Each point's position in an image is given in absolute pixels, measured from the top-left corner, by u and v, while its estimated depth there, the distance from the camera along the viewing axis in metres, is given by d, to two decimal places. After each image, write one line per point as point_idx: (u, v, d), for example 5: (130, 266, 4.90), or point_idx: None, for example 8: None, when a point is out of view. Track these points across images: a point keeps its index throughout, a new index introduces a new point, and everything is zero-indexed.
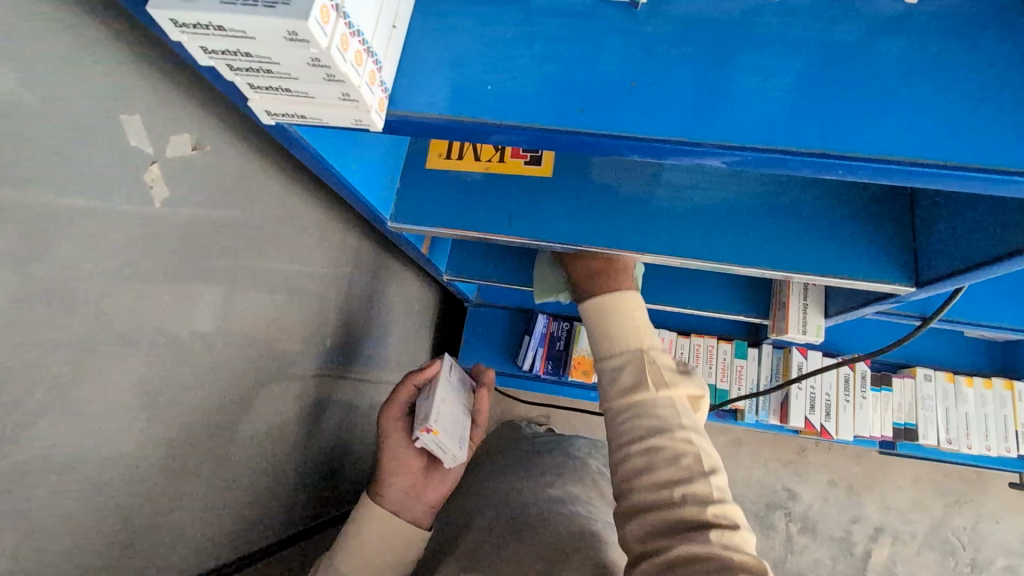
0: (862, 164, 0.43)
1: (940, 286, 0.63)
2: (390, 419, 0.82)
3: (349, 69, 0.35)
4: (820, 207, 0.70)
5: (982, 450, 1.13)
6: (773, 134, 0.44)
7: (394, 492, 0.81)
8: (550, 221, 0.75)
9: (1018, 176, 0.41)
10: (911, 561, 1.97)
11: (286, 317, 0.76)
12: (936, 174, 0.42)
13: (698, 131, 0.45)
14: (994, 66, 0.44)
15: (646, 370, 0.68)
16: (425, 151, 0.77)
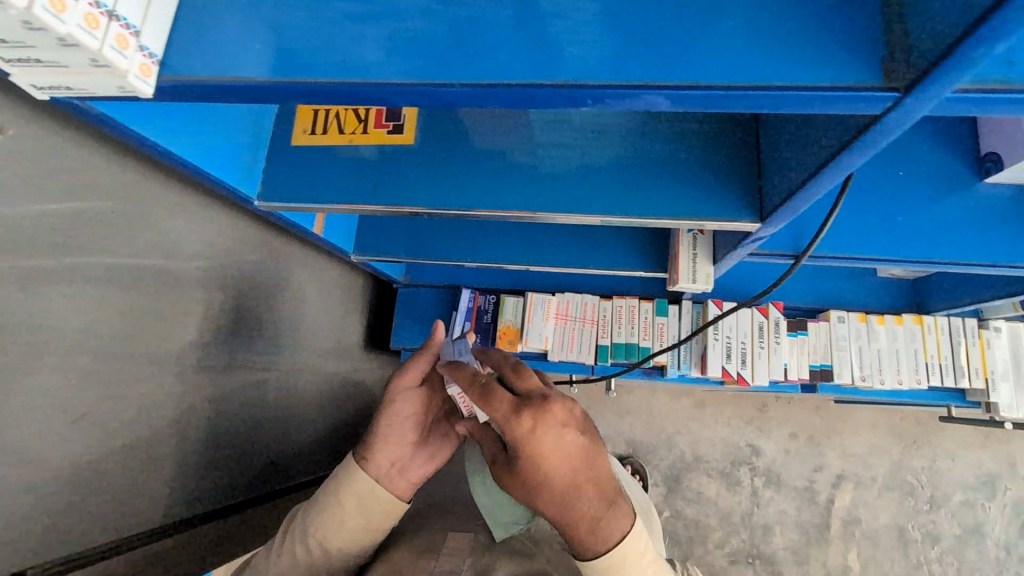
0: (675, 93, 0.42)
1: (778, 215, 0.63)
2: (404, 385, 0.84)
3: (79, 32, 0.40)
4: (662, 152, 0.75)
5: (895, 384, 1.16)
6: (583, 70, 0.43)
7: (384, 459, 0.81)
8: (415, 189, 0.79)
9: (831, 90, 0.40)
10: (872, 503, 2.18)
11: (144, 306, 0.76)
12: (747, 96, 0.41)
13: (452, 72, 0.44)
14: None
15: None
16: (290, 129, 0.81)
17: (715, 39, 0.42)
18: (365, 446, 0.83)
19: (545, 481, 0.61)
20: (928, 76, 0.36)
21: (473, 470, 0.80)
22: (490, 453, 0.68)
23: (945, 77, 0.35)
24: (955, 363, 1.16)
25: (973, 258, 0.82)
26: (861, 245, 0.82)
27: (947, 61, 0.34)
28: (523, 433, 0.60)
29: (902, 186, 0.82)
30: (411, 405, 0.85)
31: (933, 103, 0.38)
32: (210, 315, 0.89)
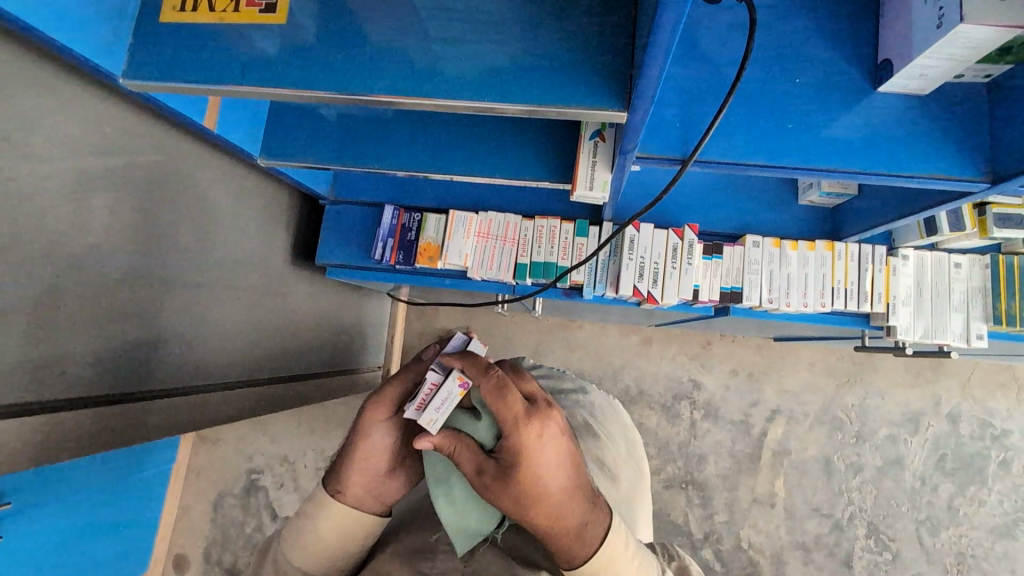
0: None
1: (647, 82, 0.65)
2: (376, 419, 0.74)
3: None
4: (546, 44, 0.73)
5: (799, 307, 1.19)
6: None
7: (357, 489, 0.74)
8: (287, 73, 0.76)
9: None
10: (803, 436, 2.29)
11: (23, 177, 0.75)
12: None
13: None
14: None
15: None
16: (157, 6, 0.77)
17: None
18: (337, 476, 0.75)
19: (541, 487, 0.64)
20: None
21: (437, 480, 0.76)
22: (471, 466, 0.67)
23: None
24: (860, 288, 1.19)
25: (859, 166, 0.82)
26: (746, 149, 0.82)
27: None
28: (530, 436, 0.64)
29: (797, 92, 0.81)
30: (387, 436, 0.75)
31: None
32: (105, 210, 0.88)
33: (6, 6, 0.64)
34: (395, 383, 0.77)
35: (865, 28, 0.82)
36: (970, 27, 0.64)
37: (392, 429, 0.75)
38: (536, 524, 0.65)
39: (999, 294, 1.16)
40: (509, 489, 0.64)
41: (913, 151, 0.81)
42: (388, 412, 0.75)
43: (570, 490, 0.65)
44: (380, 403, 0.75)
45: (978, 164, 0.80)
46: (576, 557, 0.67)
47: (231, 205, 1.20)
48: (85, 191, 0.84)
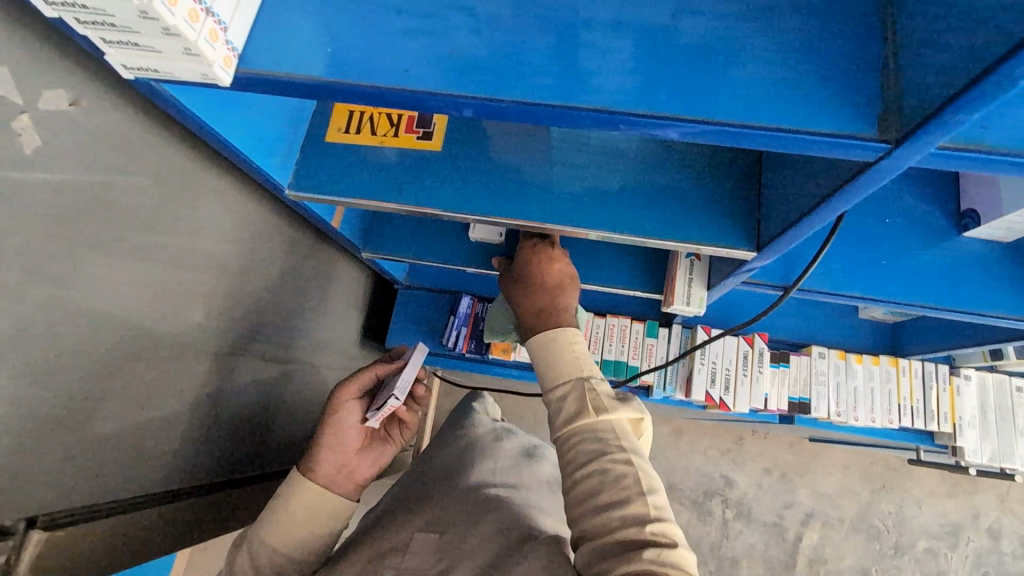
0: (706, 127, 0.47)
1: (778, 244, 0.68)
2: (345, 398, 0.89)
3: (204, 44, 0.44)
4: (677, 181, 0.80)
5: (867, 422, 1.22)
6: (617, 97, 0.49)
7: (327, 466, 0.85)
8: (438, 192, 0.83)
9: (852, 139, 0.45)
10: (839, 544, 2.16)
11: (183, 278, 0.80)
12: (770, 135, 0.46)
13: (506, 90, 0.50)
14: (834, 51, 0.48)
15: (586, 397, 0.74)
16: (325, 127, 0.86)
17: (745, 81, 0.48)
18: (308, 458, 0.85)
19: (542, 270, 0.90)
20: (921, 129, 0.42)
21: None
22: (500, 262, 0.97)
23: (929, 136, 0.42)
24: (926, 407, 1.23)
25: (949, 302, 0.87)
26: (846, 282, 0.89)
27: (933, 121, 0.40)
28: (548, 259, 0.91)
29: (888, 231, 0.90)
30: (353, 416, 0.90)
31: (919, 155, 0.44)
32: (217, 295, 0.89)
33: (224, 137, 0.70)
34: (364, 371, 0.92)
35: (943, 180, 0.92)
36: None
37: (358, 407, 0.90)
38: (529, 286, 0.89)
39: None
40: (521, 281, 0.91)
41: (998, 293, 0.87)
42: (355, 394, 0.90)
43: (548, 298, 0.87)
44: (346, 384, 0.90)
45: None
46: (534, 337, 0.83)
47: (325, 291, 1.24)
48: (207, 278, 0.85)
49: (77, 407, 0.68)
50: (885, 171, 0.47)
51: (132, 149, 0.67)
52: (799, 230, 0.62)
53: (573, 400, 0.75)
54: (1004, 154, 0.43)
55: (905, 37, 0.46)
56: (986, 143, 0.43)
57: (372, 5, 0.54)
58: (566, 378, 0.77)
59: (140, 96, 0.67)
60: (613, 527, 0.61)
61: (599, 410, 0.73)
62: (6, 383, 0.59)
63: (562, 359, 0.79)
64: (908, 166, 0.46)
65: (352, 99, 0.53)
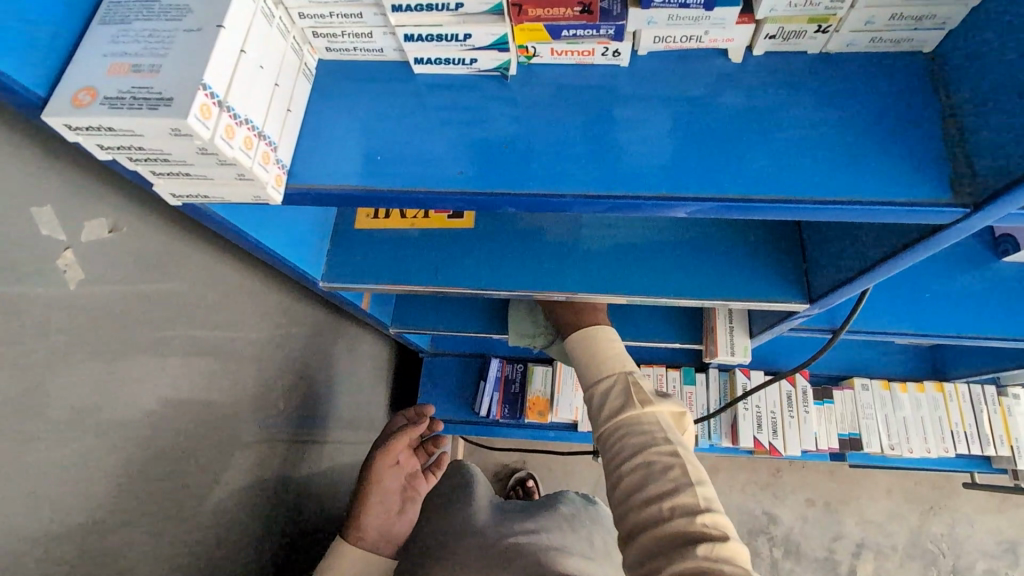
0: (774, 205, 0.46)
1: (834, 296, 0.66)
2: (382, 467, 1.03)
3: (257, 166, 0.43)
4: (718, 234, 0.77)
5: (922, 453, 1.18)
6: (676, 182, 0.48)
7: (372, 530, 0.99)
8: (473, 270, 0.79)
9: (927, 205, 0.44)
10: (896, 574, 2.05)
11: (220, 384, 0.77)
12: (841, 208, 0.45)
13: (565, 184, 0.49)
14: (891, 115, 0.47)
15: (631, 391, 0.72)
16: (353, 215, 0.83)
17: (808, 153, 0.47)
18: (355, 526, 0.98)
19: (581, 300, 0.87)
20: (999, 194, 0.41)
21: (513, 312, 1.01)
22: None
23: (1008, 199, 0.41)
24: (979, 431, 1.19)
25: (1000, 330, 0.85)
26: (891, 320, 0.87)
27: (1015, 188, 0.39)
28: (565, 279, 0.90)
29: (928, 264, 0.88)
30: (390, 479, 1.04)
31: (998, 216, 0.43)
32: (255, 393, 0.86)
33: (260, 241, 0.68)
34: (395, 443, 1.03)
35: None
36: None
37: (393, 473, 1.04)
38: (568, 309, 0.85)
39: None
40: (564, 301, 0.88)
41: None
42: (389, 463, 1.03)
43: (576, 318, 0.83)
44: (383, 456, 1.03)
45: None
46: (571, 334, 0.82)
47: (353, 369, 1.20)
48: (244, 377, 0.83)
49: (117, 540, 0.64)
50: (958, 230, 0.46)
51: (167, 262, 0.66)
52: (856, 285, 0.61)
53: (618, 393, 0.73)
54: None
55: (964, 97, 0.45)
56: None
57: (413, 108, 0.53)
58: (613, 372, 0.76)
59: (174, 210, 0.66)
60: (664, 518, 0.59)
61: (644, 403, 0.71)
62: (48, 526, 0.56)
63: (606, 349, 0.78)
64: (983, 225, 0.45)
65: (403, 204, 0.52)
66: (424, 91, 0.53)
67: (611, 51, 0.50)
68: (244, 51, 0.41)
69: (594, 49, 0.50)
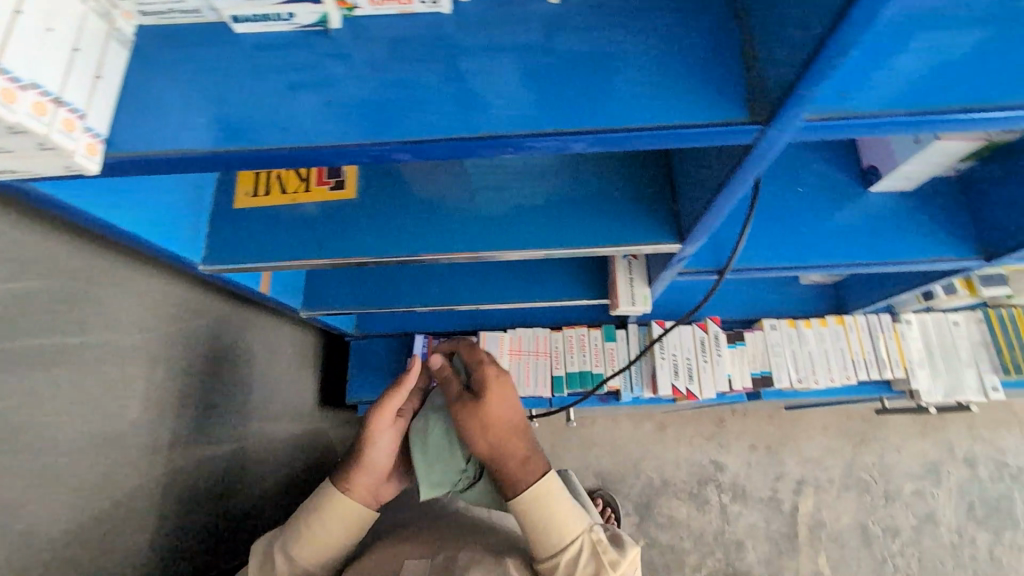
0: (593, 135, 0.48)
1: (697, 231, 0.70)
2: (382, 424, 0.81)
3: (58, 134, 0.41)
4: (594, 185, 0.80)
5: (828, 384, 1.25)
6: (502, 121, 0.49)
7: (365, 491, 0.80)
8: (359, 241, 0.80)
9: (727, 124, 0.46)
10: (834, 505, 2.12)
11: (105, 376, 0.75)
12: (652, 134, 0.48)
13: (396, 130, 0.49)
14: (697, 43, 0.49)
15: (598, 554, 0.71)
16: (231, 192, 0.81)
17: (620, 83, 0.49)
18: (343, 482, 0.80)
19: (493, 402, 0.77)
20: (783, 106, 0.44)
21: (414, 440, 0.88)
22: (456, 387, 0.81)
23: (791, 109, 0.43)
24: (877, 356, 1.26)
25: (870, 256, 0.91)
26: (774, 255, 0.91)
27: (793, 96, 0.42)
28: (486, 364, 0.81)
29: (803, 200, 0.93)
30: (390, 437, 0.83)
31: (792, 129, 0.46)
32: (154, 388, 0.84)
33: (120, 225, 0.65)
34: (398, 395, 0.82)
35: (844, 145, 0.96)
36: (946, 142, 0.76)
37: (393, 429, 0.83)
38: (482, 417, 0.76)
39: (1003, 345, 1.24)
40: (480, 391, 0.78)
41: (912, 239, 0.91)
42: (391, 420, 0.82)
43: (518, 455, 0.75)
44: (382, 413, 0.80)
45: (971, 245, 0.90)
46: (514, 482, 0.74)
47: (272, 359, 1.18)
48: (138, 373, 0.81)
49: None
50: (765, 149, 0.48)
51: (21, 252, 0.64)
52: (710, 216, 0.64)
53: (586, 559, 0.71)
54: (872, 116, 0.45)
55: (757, 22, 0.48)
56: (852, 107, 0.45)
57: (240, 68, 0.52)
58: (573, 536, 0.71)
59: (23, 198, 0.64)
60: None
61: (613, 563, 0.70)
62: None
63: (560, 505, 0.73)
64: (785, 142, 0.48)
65: (235, 165, 0.51)
66: (252, 50, 0.53)
67: None
68: (22, 10, 0.39)
69: None
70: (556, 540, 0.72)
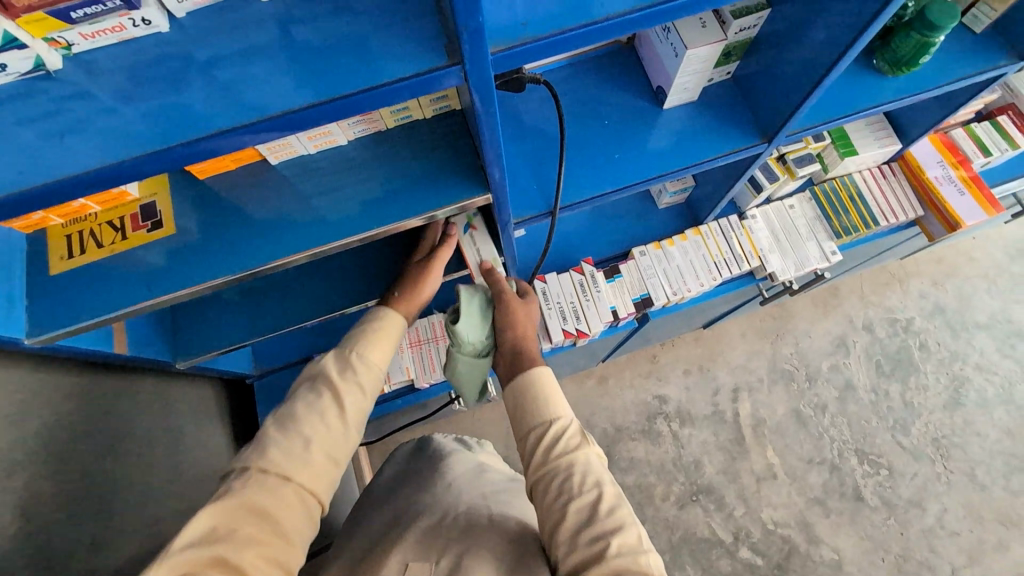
0: (328, 105, 0.55)
1: (492, 171, 0.79)
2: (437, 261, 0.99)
3: None
4: (404, 159, 0.86)
5: (698, 289, 1.36)
6: (247, 112, 0.55)
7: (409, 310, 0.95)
8: (194, 271, 0.81)
9: (431, 71, 0.55)
10: (769, 401, 2.13)
11: None
12: (374, 93, 0.55)
13: (155, 143, 0.54)
14: (397, 11, 0.57)
15: (574, 434, 0.80)
16: (45, 259, 0.80)
17: (342, 58, 0.56)
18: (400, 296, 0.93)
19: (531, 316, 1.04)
20: (464, 46, 0.53)
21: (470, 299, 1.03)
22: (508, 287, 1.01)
23: (473, 47, 0.53)
24: (733, 253, 1.39)
25: (679, 163, 1.00)
26: (594, 185, 0.99)
27: (464, 34, 0.51)
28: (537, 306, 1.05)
29: (609, 130, 1.02)
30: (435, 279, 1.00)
31: (486, 60, 0.56)
32: (28, 490, 0.83)
33: None
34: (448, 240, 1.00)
35: (634, 72, 1.06)
36: (693, 49, 0.87)
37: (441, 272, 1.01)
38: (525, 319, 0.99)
39: (830, 215, 1.41)
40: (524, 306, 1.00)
41: (707, 140, 1.02)
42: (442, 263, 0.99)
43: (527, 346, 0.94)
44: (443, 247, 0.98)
45: (754, 132, 1.02)
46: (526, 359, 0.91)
47: (165, 419, 1.16)
48: (7, 481, 0.80)
49: None
50: (477, 80, 0.58)
51: None
52: (489, 158, 0.75)
53: (566, 435, 0.80)
54: (546, 37, 0.59)
55: None
56: (529, 34, 0.58)
57: None
58: (558, 412, 0.82)
59: None
60: (608, 556, 0.66)
61: (587, 447, 0.79)
62: None
63: (551, 388, 0.85)
64: (490, 74, 0.58)
65: (6, 213, 0.54)
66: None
67: (138, 21, 0.54)
68: None
69: (121, 23, 0.53)
70: (541, 411, 0.83)
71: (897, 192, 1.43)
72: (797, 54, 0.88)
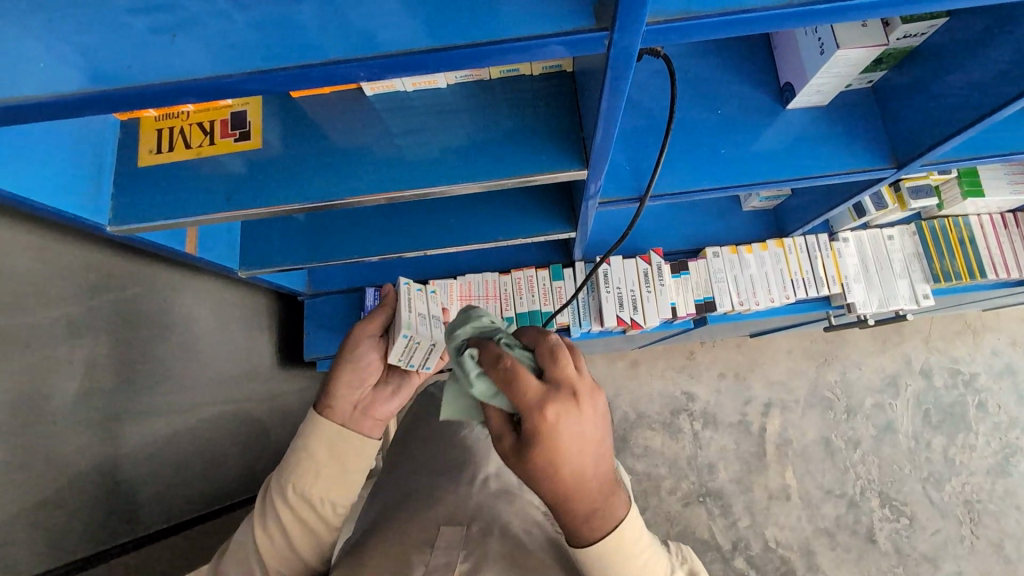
0: (449, 52, 0.51)
1: (600, 147, 0.73)
2: (367, 332, 0.72)
3: None
4: (500, 114, 0.81)
5: (767, 304, 1.29)
6: (366, 44, 0.51)
7: (346, 405, 0.67)
8: (273, 191, 0.81)
9: (568, 34, 0.50)
10: (800, 423, 2.05)
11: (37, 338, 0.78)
12: (501, 48, 0.51)
13: (267, 60, 0.51)
14: None
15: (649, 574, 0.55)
16: (135, 150, 0.81)
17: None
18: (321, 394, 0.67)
19: (566, 441, 0.46)
20: (620, 14, 0.47)
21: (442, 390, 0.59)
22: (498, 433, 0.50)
23: (630, 17, 0.48)
24: (815, 275, 1.29)
25: (789, 172, 0.92)
26: (694, 178, 0.92)
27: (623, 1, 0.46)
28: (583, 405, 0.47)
29: (722, 121, 0.94)
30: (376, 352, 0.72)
31: (637, 32, 0.50)
32: (90, 364, 0.87)
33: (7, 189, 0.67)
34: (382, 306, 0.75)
35: (761, 63, 0.96)
36: (845, 51, 0.77)
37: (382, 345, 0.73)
38: (527, 476, 0.47)
39: (931, 255, 1.29)
40: (531, 440, 0.46)
41: (828, 154, 0.92)
42: (378, 329, 0.73)
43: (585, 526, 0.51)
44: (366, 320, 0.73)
45: (883, 154, 0.91)
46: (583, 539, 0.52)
47: (218, 320, 1.19)
48: (71, 351, 0.84)
49: None
50: (621, 52, 0.52)
51: None
52: (604, 132, 0.69)
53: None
54: (711, 16, 0.52)
55: None
56: (690, 10, 0.52)
57: (98, 11, 0.52)
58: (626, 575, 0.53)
59: None
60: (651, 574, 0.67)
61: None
62: None
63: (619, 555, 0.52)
64: (635, 47, 0.52)
65: (113, 106, 0.53)
66: None
67: None
68: None
69: None
70: None
71: (1012, 245, 1.30)
72: (971, 75, 0.78)
